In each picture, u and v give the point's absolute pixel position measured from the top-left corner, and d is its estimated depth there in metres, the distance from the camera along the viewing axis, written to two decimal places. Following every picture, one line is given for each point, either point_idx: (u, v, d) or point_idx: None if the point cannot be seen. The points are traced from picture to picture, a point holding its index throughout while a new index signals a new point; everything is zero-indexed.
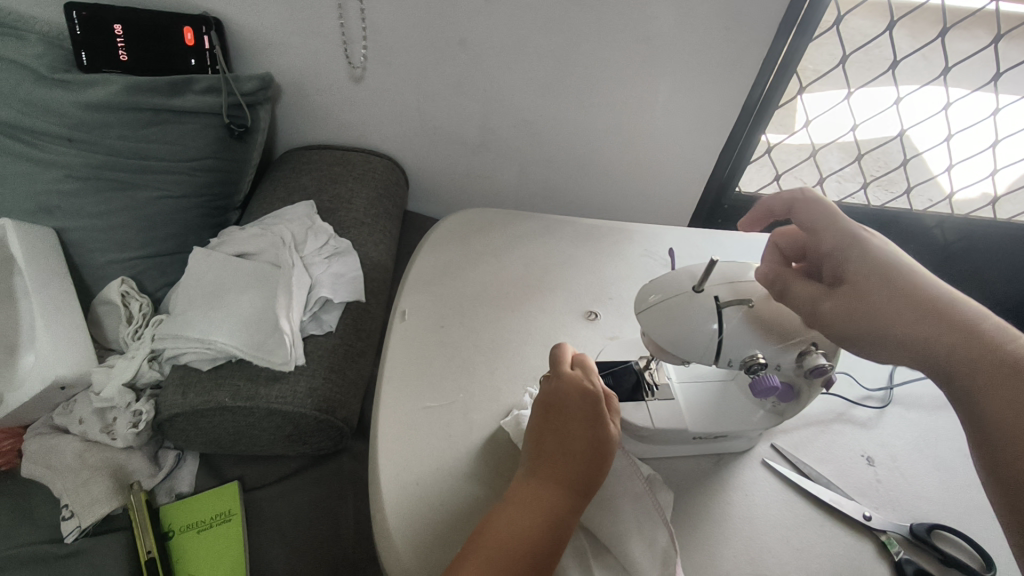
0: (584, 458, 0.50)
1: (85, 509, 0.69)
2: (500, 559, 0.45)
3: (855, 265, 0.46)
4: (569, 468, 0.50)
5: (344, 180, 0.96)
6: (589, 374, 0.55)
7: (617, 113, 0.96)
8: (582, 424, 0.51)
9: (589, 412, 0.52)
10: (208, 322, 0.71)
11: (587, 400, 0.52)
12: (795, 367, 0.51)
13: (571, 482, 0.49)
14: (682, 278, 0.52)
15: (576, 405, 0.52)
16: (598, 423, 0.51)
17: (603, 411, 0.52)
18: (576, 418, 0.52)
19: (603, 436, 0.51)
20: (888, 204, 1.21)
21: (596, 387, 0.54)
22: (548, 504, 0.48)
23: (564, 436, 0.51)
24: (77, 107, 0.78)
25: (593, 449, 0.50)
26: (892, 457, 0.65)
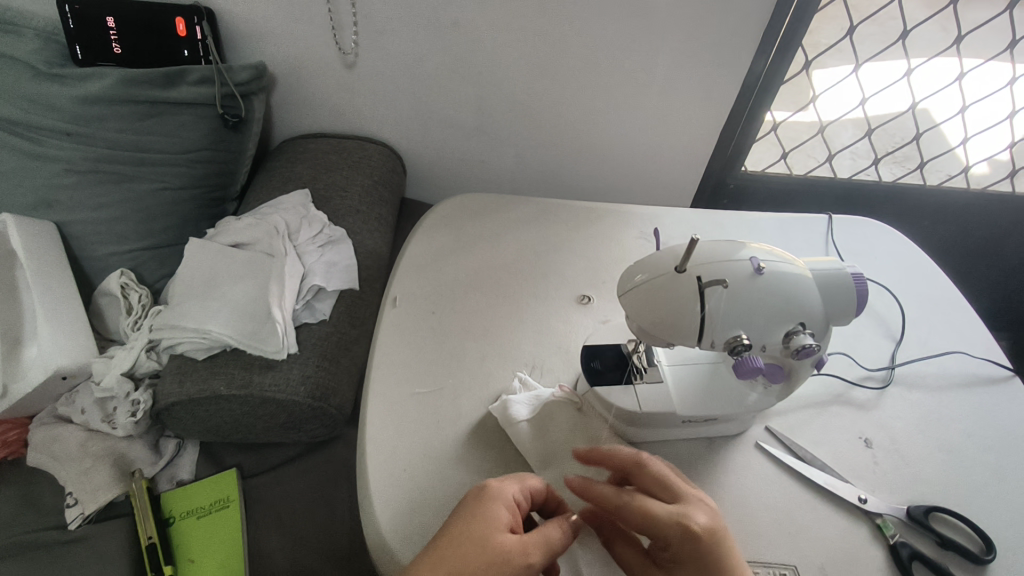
0: (444, 555, 0.40)
1: (89, 496, 0.71)
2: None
3: (667, 543, 0.44)
4: (424, 564, 0.40)
5: (339, 168, 0.96)
6: (517, 477, 0.48)
7: (614, 92, 0.94)
8: (464, 517, 0.43)
9: (475, 506, 0.44)
10: (201, 312, 0.71)
11: (478, 493, 0.45)
12: (781, 348, 0.50)
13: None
14: (665, 258, 0.50)
15: (467, 499, 0.45)
16: (479, 519, 0.43)
17: (496, 508, 0.44)
18: (459, 511, 0.44)
19: (481, 535, 0.42)
20: (902, 179, 1.17)
21: (503, 486, 0.46)
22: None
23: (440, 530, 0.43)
24: (73, 101, 0.79)
25: (461, 545, 0.41)
26: (891, 439, 0.64)
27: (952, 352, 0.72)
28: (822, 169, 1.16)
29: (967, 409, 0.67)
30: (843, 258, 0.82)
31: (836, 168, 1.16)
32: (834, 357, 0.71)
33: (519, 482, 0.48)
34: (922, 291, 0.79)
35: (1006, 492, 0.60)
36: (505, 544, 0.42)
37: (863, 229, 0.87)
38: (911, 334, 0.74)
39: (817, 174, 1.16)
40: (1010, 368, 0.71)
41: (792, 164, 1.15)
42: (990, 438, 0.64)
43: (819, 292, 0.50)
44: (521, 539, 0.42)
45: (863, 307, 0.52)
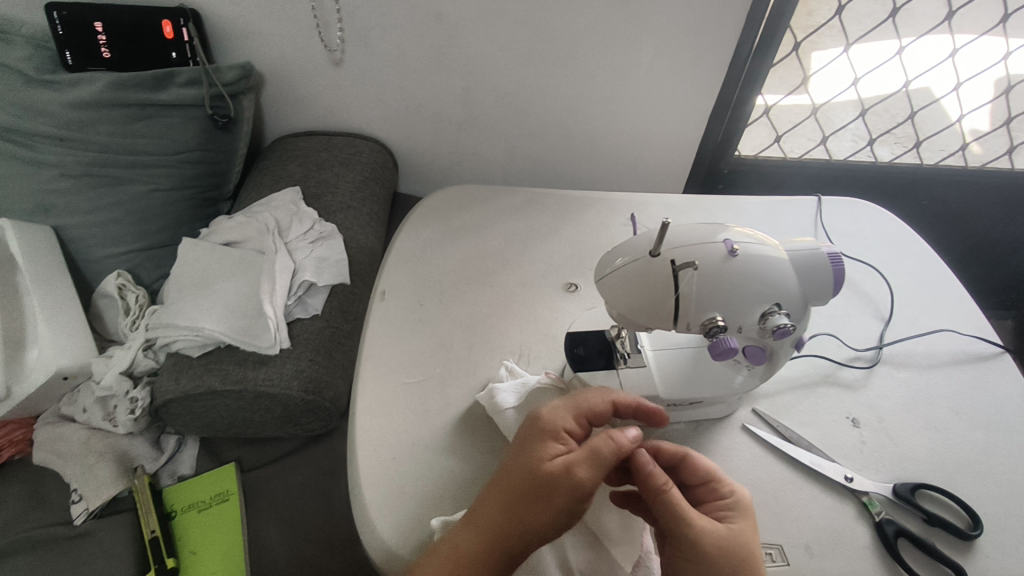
0: (501, 485, 0.45)
1: (93, 492, 0.73)
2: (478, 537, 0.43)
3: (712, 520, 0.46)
4: (486, 498, 0.45)
5: (330, 164, 0.96)
6: (567, 399, 0.50)
7: (600, 80, 0.94)
8: (515, 450, 0.47)
9: (524, 438, 0.47)
10: (195, 310, 0.73)
11: (525, 426, 0.48)
12: (758, 329, 0.50)
13: (484, 516, 0.44)
14: (641, 242, 0.50)
15: (518, 434, 0.49)
16: (527, 448, 0.46)
17: (541, 435, 0.47)
18: (513, 445, 0.48)
19: (526, 462, 0.45)
20: (899, 158, 1.16)
21: (545, 411, 0.49)
22: (456, 535, 0.44)
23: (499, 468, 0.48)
24: (65, 106, 0.81)
25: (512, 474, 0.45)
26: (878, 418, 0.64)
27: (941, 330, 0.72)
28: (817, 151, 1.14)
29: (955, 386, 0.67)
30: (832, 240, 0.82)
31: (832, 149, 1.14)
32: (822, 339, 0.71)
33: (569, 404, 0.49)
34: (911, 270, 0.79)
35: (993, 467, 0.60)
36: (550, 465, 0.44)
37: (852, 209, 0.86)
38: (900, 313, 0.74)
39: (813, 156, 1.15)
40: (1000, 345, 0.70)
41: (785, 148, 1.14)
42: (978, 415, 0.64)
43: (794, 272, 0.51)
44: (566, 457, 0.44)
45: (840, 287, 0.52)
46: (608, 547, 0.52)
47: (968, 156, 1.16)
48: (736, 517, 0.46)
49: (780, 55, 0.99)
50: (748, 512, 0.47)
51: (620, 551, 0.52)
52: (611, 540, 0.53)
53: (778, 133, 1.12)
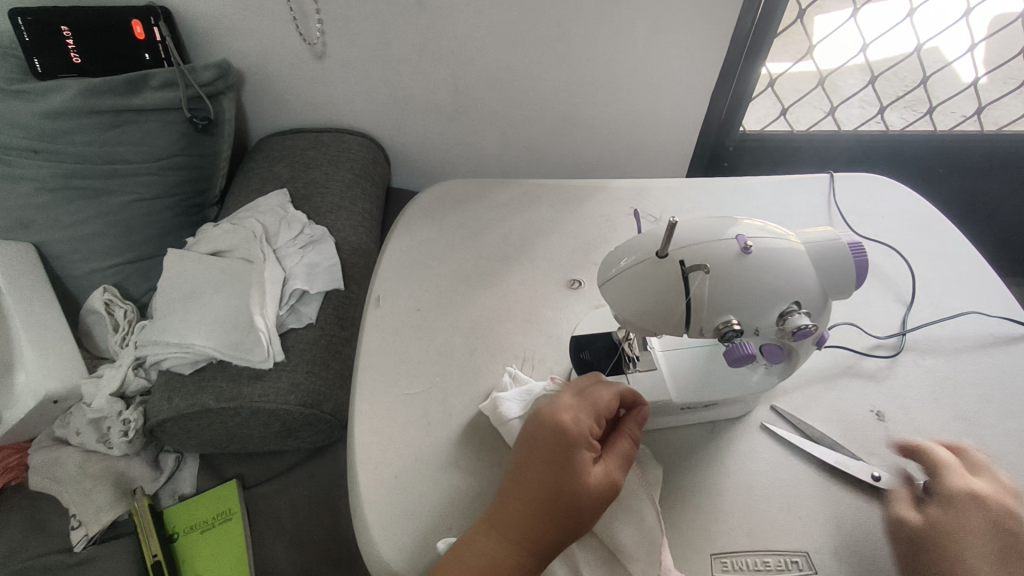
0: (543, 509, 0.43)
1: (92, 518, 0.71)
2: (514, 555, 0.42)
3: None
4: (520, 518, 0.43)
5: (318, 163, 0.92)
6: (587, 406, 0.47)
7: (595, 61, 0.90)
8: (549, 468, 0.44)
9: (559, 457, 0.44)
10: (184, 326, 0.70)
11: (559, 442, 0.44)
12: (776, 330, 0.46)
13: (525, 540, 0.42)
14: (647, 242, 0.47)
15: (543, 444, 0.44)
16: (568, 469, 0.43)
17: (582, 454, 0.44)
18: (540, 458, 0.44)
19: (574, 485, 0.43)
20: (913, 125, 1.11)
21: (580, 427, 0.45)
22: (484, 557, 0.42)
23: (517, 480, 0.44)
24: (37, 116, 0.77)
25: (557, 498, 0.43)
26: (904, 410, 0.60)
27: (967, 312, 0.68)
28: (826, 123, 1.10)
29: (985, 372, 0.63)
30: (846, 220, 0.78)
31: (841, 120, 1.09)
32: (841, 328, 0.67)
33: (592, 412, 0.47)
34: (932, 248, 0.75)
35: None
36: (595, 482, 0.44)
37: (867, 186, 0.82)
38: (922, 296, 0.70)
39: (821, 128, 1.10)
40: None
41: (792, 121, 1.09)
42: (1010, 403, 0.61)
43: (813, 267, 0.47)
44: (606, 472, 0.45)
45: (863, 279, 0.48)
46: (627, 565, 0.49)
47: (984, 120, 1.11)
48: None
49: (784, 24, 0.93)
50: None
51: (638, 568, 0.49)
52: (629, 557, 0.49)
53: (785, 105, 1.06)
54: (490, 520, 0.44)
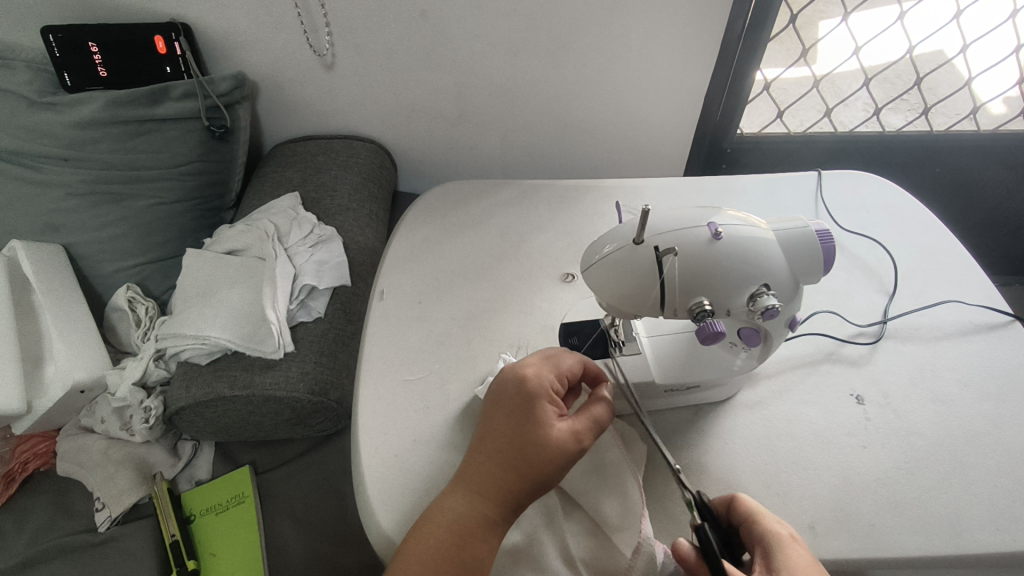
0: (506, 457, 0.48)
1: (114, 499, 0.76)
2: (482, 500, 0.47)
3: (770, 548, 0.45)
4: (486, 467, 0.49)
5: (327, 168, 0.97)
6: (550, 366, 0.53)
7: (591, 67, 0.93)
8: (512, 418, 0.49)
9: (520, 407, 0.50)
10: (201, 319, 0.75)
11: (519, 393, 0.50)
12: (747, 311, 0.50)
13: (492, 486, 0.48)
14: (626, 229, 0.50)
15: (506, 399, 0.51)
16: (528, 418, 0.49)
17: (542, 406, 0.49)
18: (502, 411, 0.50)
19: (535, 431, 0.48)
20: (907, 126, 1.13)
21: (540, 380, 0.51)
22: (455, 506, 0.47)
23: (486, 433, 0.50)
24: (67, 126, 0.83)
25: (519, 445, 0.48)
26: (883, 394, 0.63)
27: (946, 301, 0.70)
28: (821, 125, 1.12)
29: (963, 358, 0.65)
30: (833, 215, 0.81)
31: (835, 122, 1.12)
32: (823, 316, 0.70)
33: (555, 371, 0.52)
34: (916, 241, 0.77)
35: (1004, 439, 0.59)
36: (556, 432, 0.48)
37: (854, 183, 0.85)
38: (904, 286, 0.72)
39: (816, 130, 1.13)
40: (1009, 313, 0.69)
41: (789, 123, 1.11)
42: (988, 387, 0.63)
43: (782, 252, 0.50)
44: (570, 425, 0.49)
45: (831, 264, 0.51)
46: (610, 535, 0.52)
47: (979, 119, 1.12)
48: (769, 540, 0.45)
49: (777, 28, 0.96)
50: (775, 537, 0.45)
51: (620, 538, 0.52)
52: (611, 527, 0.52)
53: (781, 108, 1.09)
54: (461, 477, 0.49)
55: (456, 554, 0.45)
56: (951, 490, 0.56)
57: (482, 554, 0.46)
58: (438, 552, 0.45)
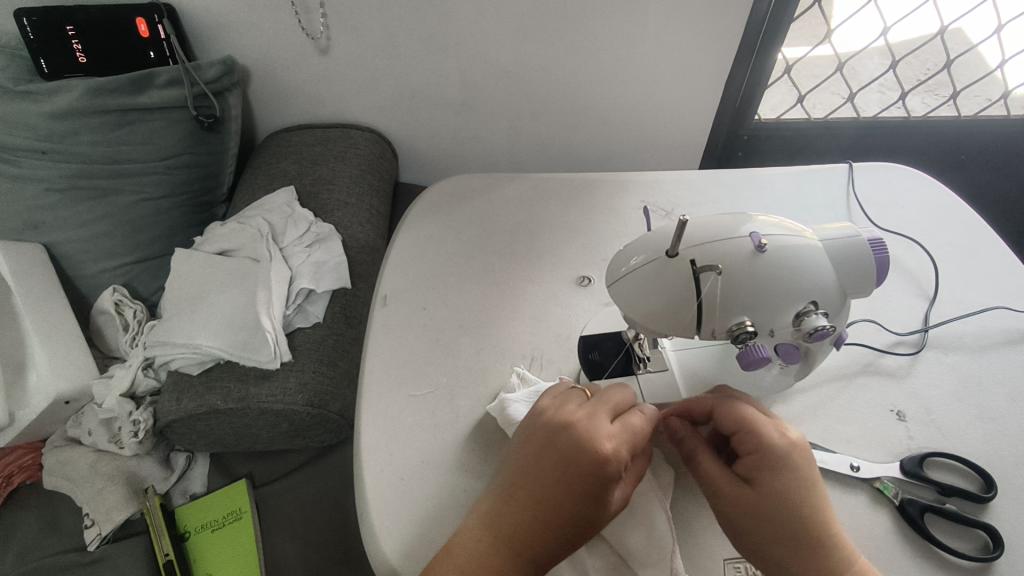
0: (565, 534, 0.44)
1: (104, 516, 0.71)
2: (522, 565, 0.44)
3: (814, 538, 0.43)
4: (540, 539, 0.44)
5: (324, 159, 0.92)
6: (626, 436, 0.46)
7: (605, 50, 0.87)
8: (582, 498, 0.44)
9: (595, 491, 0.44)
10: (192, 327, 0.70)
11: (601, 477, 0.44)
12: (792, 331, 0.45)
13: (537, 556, 0.44)
14: (657, 239, 0.45)
15: (580, 477, 0.44)
16: (600, 503, 0.44)
17: (615, 489, 0.45)
18: (574, 490, 0.44)
19: (601, 515, 0.44)
20: (936, 110, 1.07)
21: (619, 461, 0.45)
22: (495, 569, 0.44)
23: (543, 502, 0.44)
24: (45, 116, 0.77)
25: (581, 525, 0.44)
26: (926, 410, 0.58)
27: (992, 307, 0.66)
28: (844, 110, 1.06)
29: (1011, 371, 0.61)
30: (865, 211, 0.75)
31: (861, 106, 1.06)
32: (858, 324, 0.65)
33: (631, 442, 0.46)
34: (955, 239, 0.72)
35: None
36: (619, 507, 0.46)
37: (887, 175, 0.79)
38: (945, 291, 0.67)
39: (839, 116, 1.06)
40: None
41: (809, 108, 1.05)
42: None
43: (832, 266, 0.45)
44: (625, 496, 0.46)
45: (884, 276, 0.46)
46: (636, 570, 0.48)
47: (1009, 105, 1.07)
48: (817, 538, 0.43)
49: (801, 7, 0.89)
50: (827, 541, 0.44)
51: (649, 575, 0.48)
52: (639, 563, 0.48)
53: (801, 92, 1.02)
54: (501, 534, 0.45)
55: None
56: (1002, 519, 0.51)
57: None
58: None
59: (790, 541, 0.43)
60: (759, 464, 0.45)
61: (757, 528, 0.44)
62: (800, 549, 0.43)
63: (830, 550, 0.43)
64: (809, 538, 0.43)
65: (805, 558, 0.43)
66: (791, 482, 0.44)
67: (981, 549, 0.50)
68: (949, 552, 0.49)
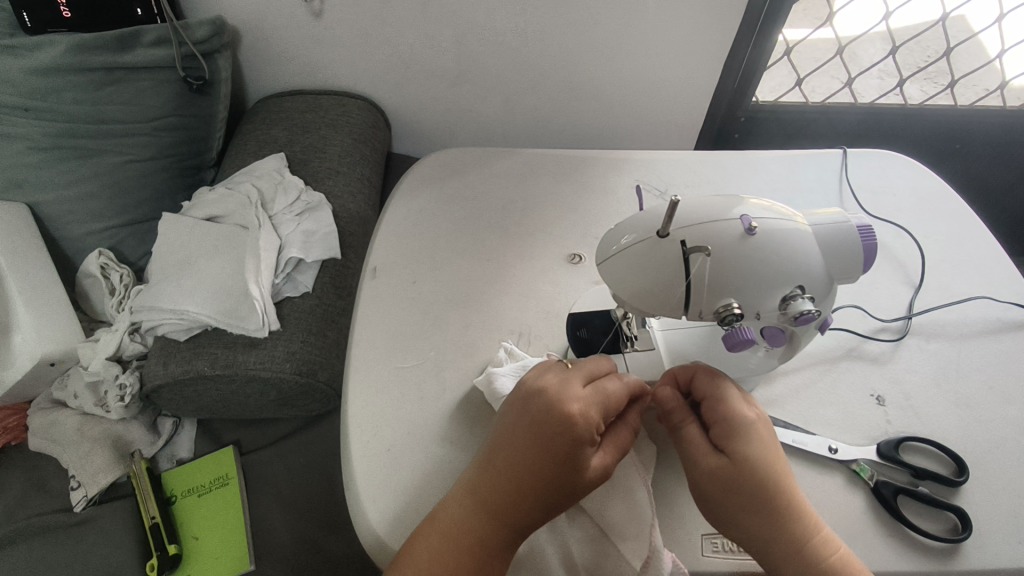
0: (539, 495, 0.45)
1: (90, 479, 0.72)
2: (501, 527, 0.45)
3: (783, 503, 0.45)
4: (518, 503, 0.45)
5: (316, 127, 0.90)
6: (596, 399, 0.47)
7: (604, 24, 0.86)
8: (551, 458, 0.45)
9: (563, 451, 0.45)
10: (178, 292, 0.69)
11: (566, 437, 0.45)
12: (777, 315, 0.45)
13: (514, 517, 0.45)
14: (647, 219, 0.45)
15: (547, 437, 0.45)
16: (570, 464, 0.45)
17: (586, 451, 0.45)
18: (543, 451, 0.45)
19: (574, 476, 0.45)
20: (933, 99, 1.06)
21: (587, 424, 0.46)
22: (473, 532, 0.45)
23: (515, 462, 0.46)
24: (27, 73, 0.75)
25: (555, 486, 0.45)
26: (905, 395, 0.59)
27: (976, 297, 0.66)
28: (842, 95, 1.05)
29: (990, 360, 0.62)
30: (858, 197, 0.75)
31: (858, 92, 1.05)
32: (844, 310, 0.66)
33: (602, 406, 0.47)
34: (945, 229, 0.73)
35: None
36: (596, 472, 0.46)
37: (881, 162, 0.79)
38: (930, 279, 0.68)
39: (837, 100, 1.05)
40: None
41: (807, 91, 1.04)
42: (1015, 390, 0.60)
43: (819, 251, 0.45)
44: (604, 463, 0.47)
45: (870, 264, 0.47)
46: (615, 542, 0.49)
47: (1006, 95, 1.07)
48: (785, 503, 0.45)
49: None
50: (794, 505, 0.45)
51: (629, 547, 0.49)
52: (619, 535, 0.49)
53: (799, 75, 1.01)
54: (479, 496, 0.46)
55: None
56: (972, 502, 0.53)
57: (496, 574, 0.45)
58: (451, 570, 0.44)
59: (758, 506, 0.44)
60: (730, 432, 0.46)
61: (730, 494, 0.45)
62: (768, 515, 0.44)
63: (796, 515, 0.45)
64: (779, 504, 0.44)
65: (770, 522, 0.44)
66: (758, 449, 0.46)
67: (951, 530, 0.51)
68: (920, 532, 0.50)
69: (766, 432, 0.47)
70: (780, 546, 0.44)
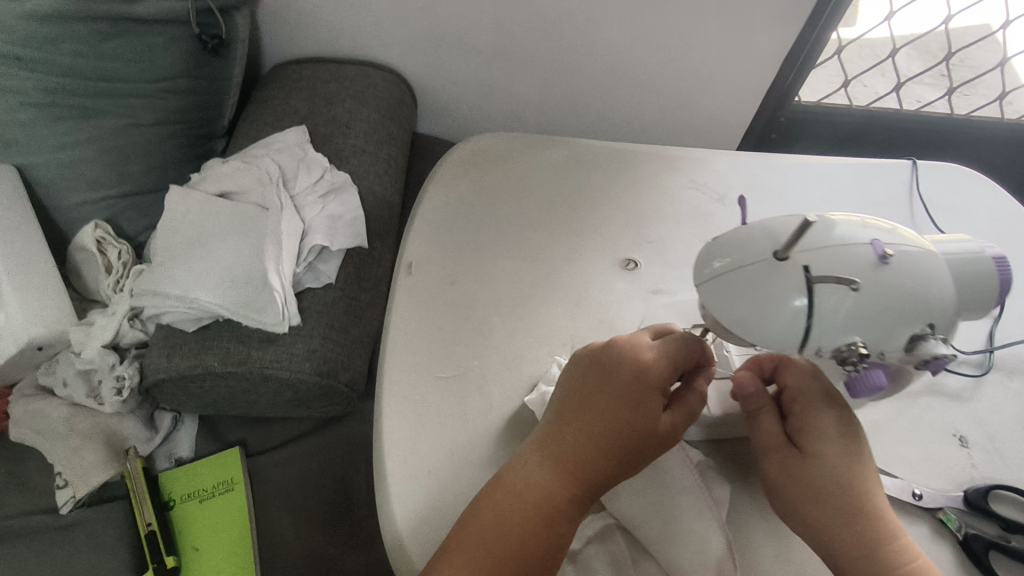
0: (607, 444, 0.42)
1: (80, 478, 0.66)
2: (568, 480, 0.42)
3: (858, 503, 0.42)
4: (583, 450, 0.43)
5: (340, 99, 0.82)
6: (666, 348, 0.45)
7: (660, 8, 0.79)
8: (617, 403, 0.43)
9: (629, 396, 0.43)
10: (186, 278, 0.62)
11: (633, 381, 0.44)
12: (901, 356, 0.40)
13: (581, 469, 0.42)
14: (759, 237, 0.39)
15: (614, 383, 0.44)
16: (638, 409, 0.43)
17: (653, 398, 0.43)
18: (610, 397, 0.44)
19: (642, 423, 0.43)
20: (976, 111, 1.00)
21: (657, 370, 0.44)
22: (540, 486, 0.42)
23: (581, 410, 0.44)
24: (19, 17, 0.64)
25: (622, 434, 0.43)
26: (990, 436, 0.54)
27: None
28: (888, 99, 0.98)
29: None
30: (928, 214, 0.70)
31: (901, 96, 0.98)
32: None
33: (673, 357, 0.45)
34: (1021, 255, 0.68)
35: None
36: (666, 424, 0.44)
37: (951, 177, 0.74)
38: (1010, 310, 0.63)
39: (880, 105, 0.99)
40: None
41: (855, 93, 0.98)
42: None
43: (951, 285, 0.40)
44: (675, 417, 0.44)
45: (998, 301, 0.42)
46: None
47: None
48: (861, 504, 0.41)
49: None
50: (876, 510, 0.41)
51: None
52: None
53: (849, 76, 0.95)
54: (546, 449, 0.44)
55: (535, 534, 0.41)
56: None
57: (566, 535, 0.41)
58: (519, 529, 0.41)
59: (826, 499, 0.42)
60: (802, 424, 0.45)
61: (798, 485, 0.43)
62: (838, 513, 0.41)
63: (876, 520, 0.41)
64: (852, 502, 0.42)
65: (839, 520, 0.41)
66: (833, 444, 0.44)
67: None
68: None
69: (851, 432, 0.45)
70: (850, 547, 0.40)
